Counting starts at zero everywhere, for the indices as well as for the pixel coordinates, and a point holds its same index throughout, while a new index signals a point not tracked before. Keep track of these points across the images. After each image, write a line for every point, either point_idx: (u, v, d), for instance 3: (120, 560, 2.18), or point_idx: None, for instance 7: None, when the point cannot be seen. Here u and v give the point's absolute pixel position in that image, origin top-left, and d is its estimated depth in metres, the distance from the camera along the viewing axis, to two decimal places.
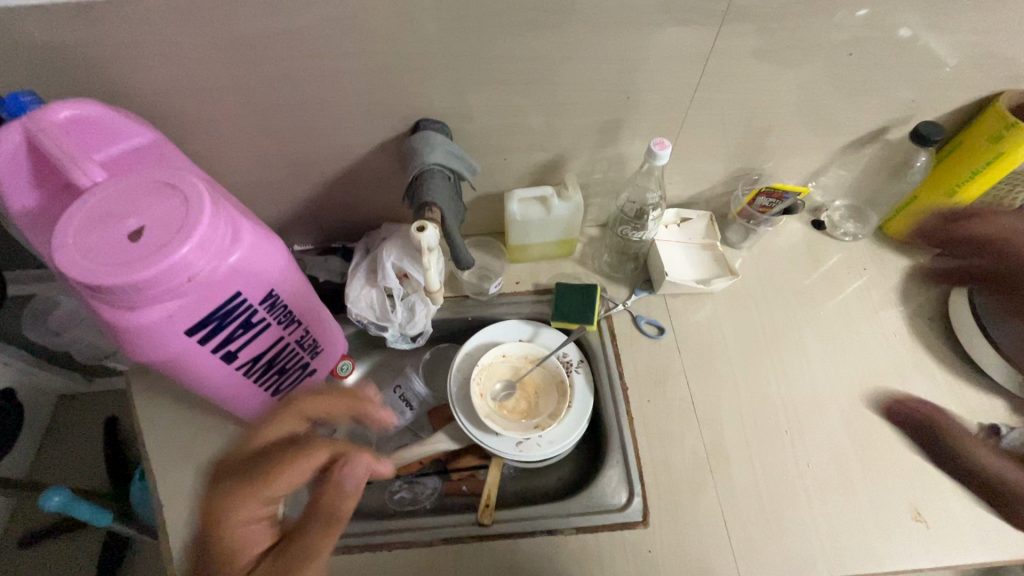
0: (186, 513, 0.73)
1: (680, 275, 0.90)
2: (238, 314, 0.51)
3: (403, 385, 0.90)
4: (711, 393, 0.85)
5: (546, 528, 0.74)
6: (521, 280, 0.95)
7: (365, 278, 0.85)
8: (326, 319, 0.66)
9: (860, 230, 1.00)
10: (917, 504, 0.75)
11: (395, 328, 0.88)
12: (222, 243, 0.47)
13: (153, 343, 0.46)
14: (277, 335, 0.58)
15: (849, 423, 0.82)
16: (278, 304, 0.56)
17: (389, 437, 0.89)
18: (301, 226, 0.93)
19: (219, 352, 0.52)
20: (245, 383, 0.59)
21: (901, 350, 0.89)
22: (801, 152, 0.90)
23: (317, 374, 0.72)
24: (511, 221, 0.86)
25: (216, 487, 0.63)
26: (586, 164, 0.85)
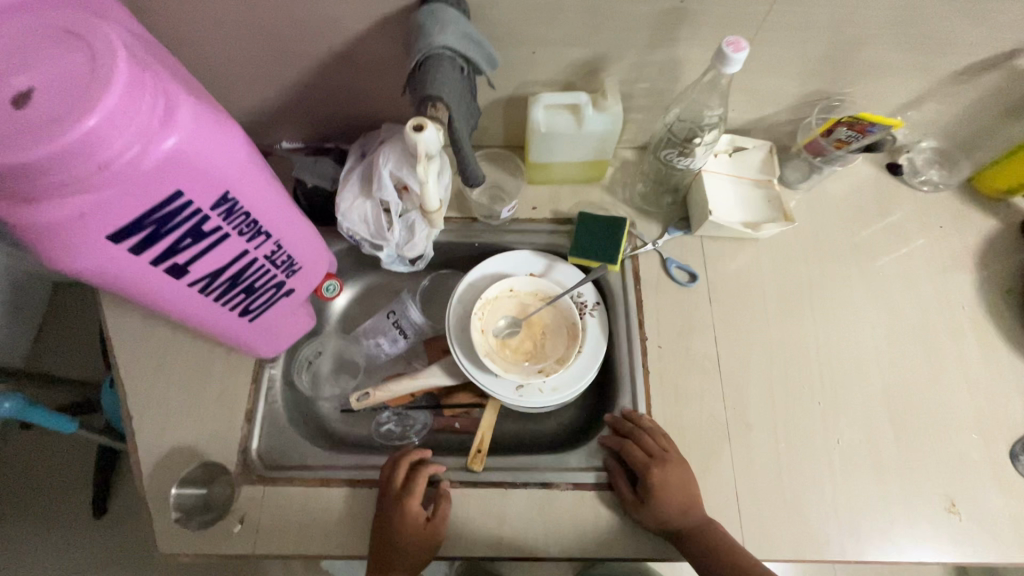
0: (155, 430, 0.68)
1: (725, 215, 0.77)
2: (183, 220, 0.41)
3: (398, 311, 0.83)
4: (741, 353, 0.75)
5: (541, 481, 0.68)
6: (539, 205, 0.83)
7: (358, 187, 0.73)
8: (304, 234, 0.55)
9: (944, 179, 0.85)
10: (952, 494, 0.68)
11: (391, 248, 0.78)
12: (149, 122, 0.36)
13: (67, 249, 0.36)
14: (241, 249, 0.48)
15: (892, 400, 0.73)
16: (238, 211, 0.45)
17: (380, 365, 0.82)
18: (289, 119, 0.80)
19: (162, 265, 0.43)
20: (204, 302, 0.50)
21: (966, 324, 0.78)
22: (898, 76, 0.73)
23: (296, 296, 0.62)
24: (534, 132, 0.72)
25: (394, 520, 0.62)
26: (632, 69, 0.70)
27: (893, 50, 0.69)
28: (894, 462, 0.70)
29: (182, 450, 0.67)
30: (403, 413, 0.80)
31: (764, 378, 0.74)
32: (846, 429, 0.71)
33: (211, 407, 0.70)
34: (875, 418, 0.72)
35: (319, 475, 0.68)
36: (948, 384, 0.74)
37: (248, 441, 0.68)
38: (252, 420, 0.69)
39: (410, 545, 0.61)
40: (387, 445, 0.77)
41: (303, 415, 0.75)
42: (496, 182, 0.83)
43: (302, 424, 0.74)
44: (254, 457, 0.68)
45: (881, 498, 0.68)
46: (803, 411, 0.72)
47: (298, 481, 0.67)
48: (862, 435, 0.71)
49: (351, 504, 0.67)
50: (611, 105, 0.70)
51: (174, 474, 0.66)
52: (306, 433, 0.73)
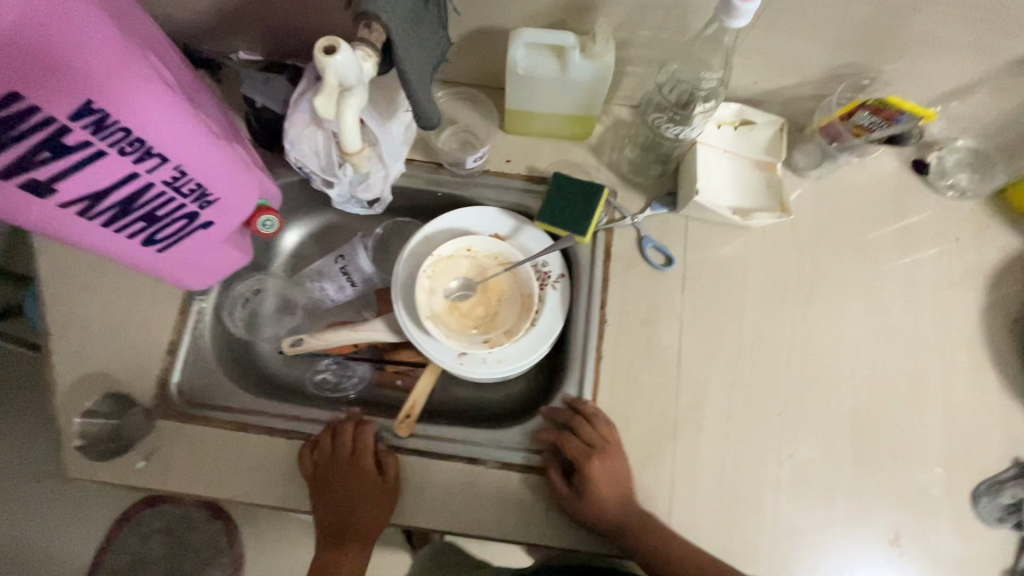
0: (72, 350, 0.65)
1: (714, 197, 0.68)
2: (31, 127, 0.34)
3: (347, 257, 0.78)
4: (705, 349, 0.69)
5: (467, 456, 0.64)
6: (514, 159, 0.74)
7: (309, 112, 0.65)
8: (216, 160, 0.48)
9: (974, 186, 0.74)
10: (899, 526, 0.64)
11: (344, 187, 0.71)
12: None
13: None
14: (127, 170, 0.42)
15: (859, 421, 0.68)
16: (112, 125, 0.38)
17: (324, 311, 0.78)
18: (243, 24, 0.70)
19: (15, 178, 0.37)
20: (90, 226, 0.44)
21: (959, 350, 0.71)
22: (946, 57, 0.62)
23: (218, 229, 0.56)
24: (511, 74, 0.63)
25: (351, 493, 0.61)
26: (630, 11, 0.59)
27: (946, 25, 0.58)
28: (847, 486, 0.65)
29: (97, 376, 0.64)
30: (342, 364, 0.76)
31: (725, 380, 0.68)
32: (802, 445, 0.66)
33: (131, 334, 0.66)
34: (836, 438, 0.67)
35: (237, 419, 0.64)
36: (923, 412, 0.68)
37: (168, 375, 0.65)
38: (174, 353, 0.66)
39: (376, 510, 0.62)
40: (320, 395, 0.74)
41: (234, 354, 0.72)
42: (470, 127, 0.74)
43: (232, 363, 0.71)
44: (173, 392, 0.65)
45: (824, 521, 0.64)
46: (760, 421, 0.67)
47: (215, 422, 0.64)
48: (818, 454, 0.66)
49: (266, 453, 0.64)
50: (600, 51, 0.60)
51: (87, 399, 0.63)
52: (234, 373, 0.70)
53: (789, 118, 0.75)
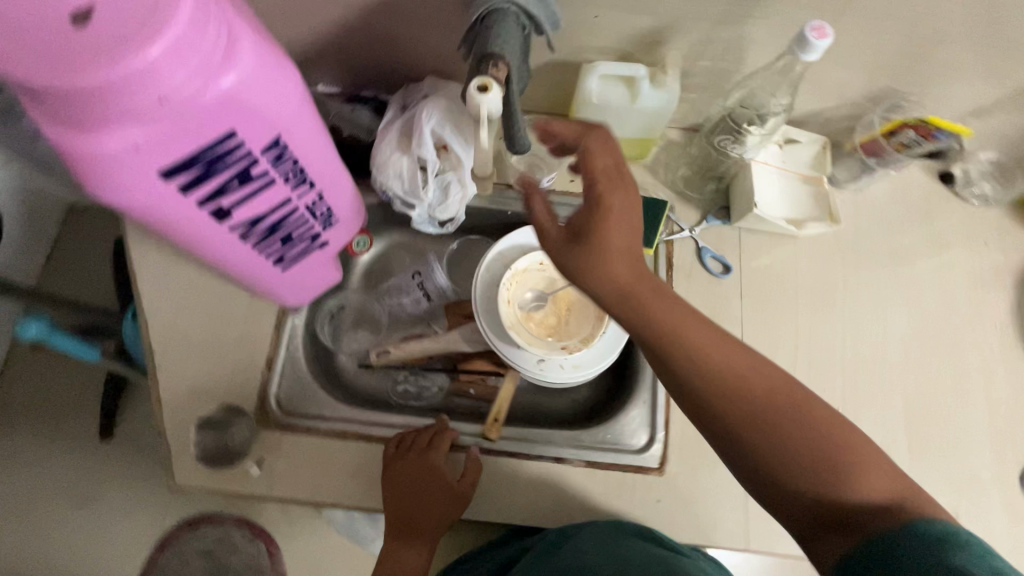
0: (176, 367, 0.68)
1: (768, 209, 0.74)
2: (234, 161, 0.39)
3: (424, 274, 0.82)
4: (766, 350, 0.74)
5: (553, 456, 0.68)
6: (577, 179, 0.80)
7: (396, 141, 0.72)
8: (344, 185, 0.54)
9: (997, 194, 0.81)
10: (957, 509, 0.69)
11: (423, 208, 0.76)
12: (211, 54, 0.33)
13: (116, 181, 0.35)
14: (284, 197, 0.47)
15: (911, 413, 0.73)
16: (286, 157, 0.43)
17: (400, 324, 0.82)
18: (329, 60, 0.76)
19: (207, 206, 0.41)
20: (241, 247, 0.49)
21: (995, 344, 0.77)
22: (973, 81, 0.69)
23: (328, 248, 0.61)
24: (585, 103, 0.69)
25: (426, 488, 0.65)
26: (696, 46, 0.66)
27: (975, 51, 0.65)
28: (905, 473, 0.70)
29: (202, 390, 0.67)
30: (422, 375, 0.79)
31: None
32: (862, 436, 0.71)
33: (232, 350, 0.69)
34: (892, 428, 0.72)
35: (335, 428, 0.68)
36: (968, 403, 0.74)
37: (268, 387, 0.69)
38: (272, 367, 0.70)
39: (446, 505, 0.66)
40: (404, 404, 0.78)
41: (324, 368, 0.75)
42: (536, 150, 0.80)
43: (322, 376, 0.74)
44: (274, 404, 0.68)
45: None
46: None
47: (315, 431, 0.68)
48: (877, 444, 0.71)
49: (364, 459, 0.67)
50: (669, 81, 0.66)
51: (194, 412, 0.67)
52: (325, 385, 0.73)
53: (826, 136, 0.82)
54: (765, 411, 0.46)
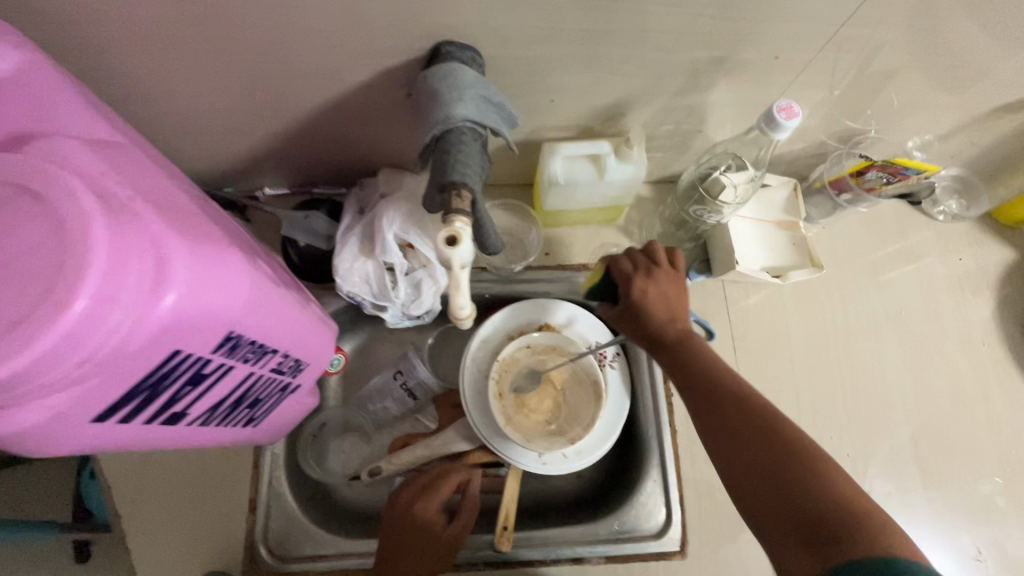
0: (155, 525, 0.63)
1: (750, 261, 0.73)
2: (183, 371, 0.34)
3: (404, 372, 0.77)
4: (768, 404, 0.73)
5: (572, 557, 0.66)
6: (552, 251, 0.78)
7: (358, 246, 0.67)
8: (309, 331, 0.49)
9: (963, 209, 0.82)
10: (979, 541, 0.69)
11: (396, 308, 0.71)
12: (139, 287, 0.29)
13: (46, 441, 0.30)
14: (246, 372, 0.42)
15: (919, 446, 0.72)
16: (242, 343, 0.38)
17: (388, 427, 0.78)
18: (275, 166, 0.71)
19: (158, 418, 0.36)
20: (206, 430, 0.44)
21: (987, 360, 0.77)
22: (929, 114, 0.69)
23: (301, 387, 0.56)
24: (551, 185, 0.66)
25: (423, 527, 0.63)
26: (656, 115, 0.64)
27: (931, 89, 0.65)
28: (924, 510, 0.70)
29: (188, 546, 0.63)
30: None
31: None
32: (877, 478, 0.71)
33: (213, 496, 0.65)
34: (902, 465, 0.72)
35: (333, 567, 0.63)
36: (971, 427, 0.74)
37: (254, 532, 0.64)
38: (256, 510, 0.64)
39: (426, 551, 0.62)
40: None
41: (312, 495, 0.69)
42: (507, 228, 0.77)
43: (311, 504, 0.68)
44: (264, 553, 0.63)
45: (913, 548, 0.68)
46: None
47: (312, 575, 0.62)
48: (893, 484, 0.71)
49: None
50: (635, 153, 0.63)
51: None
52: (315, 516, 0.67)
53: (794, 172, 0.82)
54: (783, 425, 0.44)
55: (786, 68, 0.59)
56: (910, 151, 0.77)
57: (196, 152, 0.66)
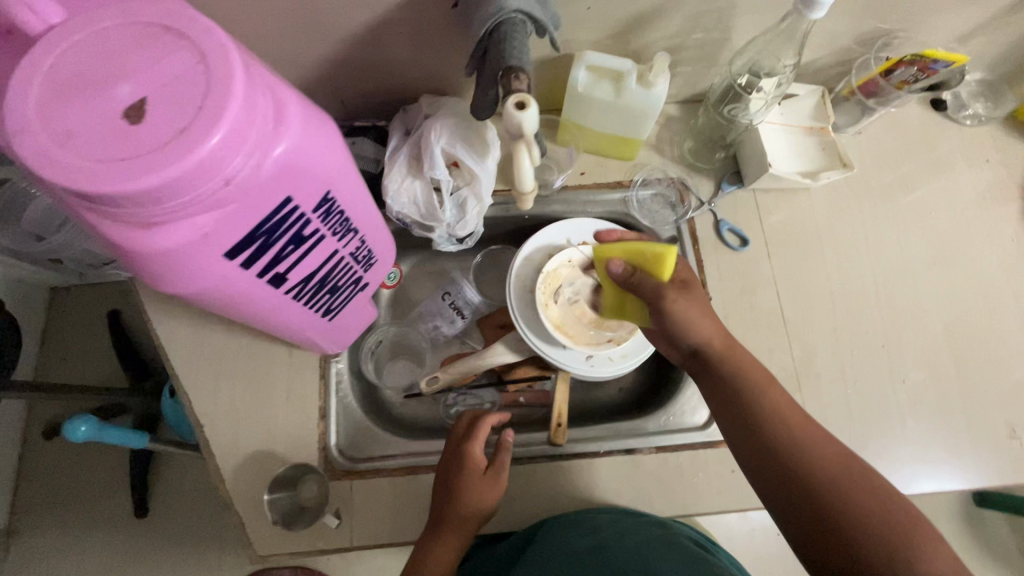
0: (234, 434, 0.68)
1: (781, 166, 0.75)
2: (289, 224, 0.38)
3: (453, 292, 0.82)
4: (803, 303, 0.75)
5: (624, 449, 0.70)
6: (587, 171, 0.80)
7: (405, 166, 0.70)
8: (379, 224, 0.52)
9: (989, 112, 0.83)
10: (1013, 421, 0.72)
11: (442, 228, 0.74)
12: (262, 125, 0.31)
13: (183, 271, 0.33)
14: (332, 249, 0.46)
15: (952, 337, 0.75)
16: (333, 211, 0.42)
17: (438, 348, 0.82)
18: (319, 98, 0.74)
19: (267, 274, 0.40)
20: (294, 307, 0.47)
21: (1016, 256, 0.79)
22: (954, 11, 0.71)
23: (367, 288, 0.60)
24: (571, 92, 0.69)
25: (434, 527, 0.62)
26: (686, 21, 0.67)
27: None
28: (959, 394, 0.73)
29: (264, 451, 0.67)
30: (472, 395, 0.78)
31: (828, 328, 0.74)
32: (912, 369, 0.73)
33: (281, 408, 0.69)
34: (938, 358, 0.74)
35: (402, 464, 0.68)
36: (1003, 319, 0.76)
37: (326, 435, 0.68)
38: (326, 417, 0.69)
39: (430, 547, 0.60)
40: None
41: (375, 407, 0.74)
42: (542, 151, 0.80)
43: (376, 414, 0.72)
44: (336, 453, 0.68)
45: (946, 428, 0.72)
46: (865, 355, 0.73)
47: (385, 471, 0.67)
48: (928, 374, 0.73)
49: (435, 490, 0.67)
50: (656, 76, 0.64)
51: (259, 479, 0.66)
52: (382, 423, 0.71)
53: (820, 84, 0.83)
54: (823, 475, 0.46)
55: None
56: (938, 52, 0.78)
57: None
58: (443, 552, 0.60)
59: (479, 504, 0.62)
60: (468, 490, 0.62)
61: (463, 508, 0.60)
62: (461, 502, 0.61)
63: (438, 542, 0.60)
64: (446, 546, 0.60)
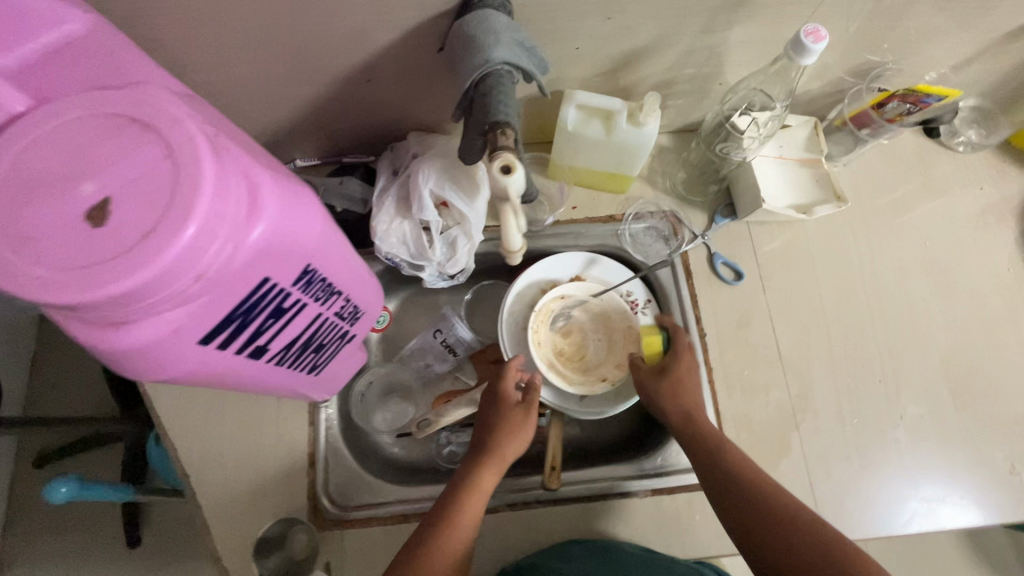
0: (222, 484, 0.66)
1: (774, 200, 0.74)
2: (268, 302, 0.36)
3: (444, 329, 0.81)
4: (799, 338, 0.74)
5: (619, 492, 0.69)
6: (579, 205, 0.79)
7: (394, 207, 0.68)
8: (366, 279, 0.51)
9: (982, 138, 0.83)
10: (1013, 457, 0.71)
11: (433, 267, 0.73)
12: (236, 213, 0.30)
13: (156, 362, 0.32)
14: (315, 313, 0.44)
15: (950, 370, 0.74)
16: (315, 279, 0.41)
17: (430, 386, 0.81)
18: (305, 136, 0.73)
19: (247, 349, 0.39)
20: (278, 371, 0.46)
21: (1012, 284, 0.78)
22: (948, 42, 0.70)
23: (356, 337, 0.59)
24: (561, 130, 0.67)
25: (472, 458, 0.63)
26: (677, 58, 0.66)
27: (951, 16, 0.65)
28: (958, 428, 0.72)
29: (253, 502, 0.66)
30: (466, 435, 0.77)
31: (825, 362, 0.73)
32: (910, 403, 0.72)
33: (269, 457, 0.68)
34: (936, 392, 0.73)
35: (393, 512, 0.66)
36: (1000, 348, 0.75)
37: (315, 484, 0.67)
38: (316, 464, 0.68)
39: (469, 475, 0.61)
40: (454, 468, 0.75)
41: (366, 452, 0.72)
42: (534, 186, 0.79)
43: (366, 459, 0.71)
44: (326, 502, 0.66)
45: (946, 461, 0.71)
46: (863, 391, 0.72)
47: (377, 520, 0.66)
48: (926, 408, 0.72)
49: None
50: (646, 118, 0.63)
51: (248, 532, 0.65)
52: (372, 468, 0.70)
53: (813, 112, 0.82)
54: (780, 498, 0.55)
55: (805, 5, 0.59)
56: (929, 82, 0.77)
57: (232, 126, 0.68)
58: (488, 480, 0.61)
59: (521, 438, 0.65)
60: (510, 424, 0.65)
61: (512, 437, 0.64)
62: (509, 430, 0.64)
63: (484, 469, 0.61)
64: (492, 474, 0.62)
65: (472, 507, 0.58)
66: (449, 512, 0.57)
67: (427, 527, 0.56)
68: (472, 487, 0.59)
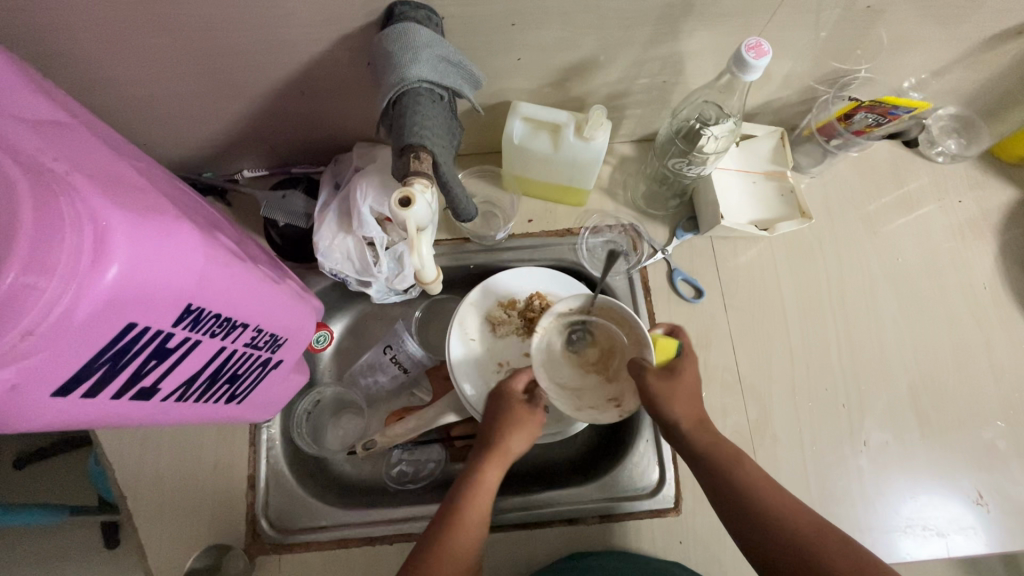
0: (158, 507, 0.65)
1: (735, 215, 0.71)
2: (144, 345, 0.35)
3: (394, 346, 0.77)
4: (760, 359, 0.72)
5: (567, 517, 0.67)
6: (535, 218, 0.76)
7: (336, 222, 0.66)
8: (283, 306, 0.49)
9: (962, 149, 0.79)
10: (981, 486, 0.68)
11: (381, 283, 0.71)
12: (77, 261, 0.28)
13: (3, 417, 0.30)
14: (216, 348, 0.42)
15: (918, 394, 0.71)
16: (205, 316, 0.39)
17: (382, 401, 0.78)
18: (249, 147, 0.71)
19: (128, 393, 0.37)
20: (182, 405, 0.44)
21: (988, 303, 0.74)
22: (920, 51, 0.66)
23: (287, 361, 0.57)
24: (508, 143, 0.65)
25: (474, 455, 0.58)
26: (628, 68, 0.62)
27: (921, 26, 0.61)
28: (924, 455, 0.69)
29: (189, 523, 0.64)
30: (416, 454, 0.75)
31: (786, 385, 0.71)
32: (874, 429, 0.69)
33: (208, 478, 0.66)
34: (902, 417, 0.70)
35: (333, 537, 0.65)
36: (973, 371, 0.72)
37: (255, 507, 0.65)
38: (256, 486, 0.66)
39: (470, 473, 0.56)
40: (402, 488, 0.73)
41: (310, 471, 0.71)
42: (490, 198, 0.77)
43: (310, 479, 0.69)
44: (265, 526, 0.65)
45: (911, 489, 0.68)
46: (825, 415, 0.70)
47: (316, 545, 0.64)
48: (891, 434, 0.69)
49: (368, 565, 0.64)
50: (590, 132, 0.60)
51: (183, 556, 0.63)
52: (315, 490, 0.68)
53: (783, 122, 0.79)
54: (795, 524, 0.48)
55: (760, 15, 0.56)
56: (904, 91, 0.73)
57: (168, 137, 0.66)
58: (492, 476, 0.56)
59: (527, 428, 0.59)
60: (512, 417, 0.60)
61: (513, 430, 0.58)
62: (510, 422, 0.59)
63: (488, 464, 0.56)
64: (496, 470, 0.56)
65: (476, 508, 0.53)
66: (451, 516, 0.52)
67: (429, 532, 0.52)
68: (474, 485, 0.55)
